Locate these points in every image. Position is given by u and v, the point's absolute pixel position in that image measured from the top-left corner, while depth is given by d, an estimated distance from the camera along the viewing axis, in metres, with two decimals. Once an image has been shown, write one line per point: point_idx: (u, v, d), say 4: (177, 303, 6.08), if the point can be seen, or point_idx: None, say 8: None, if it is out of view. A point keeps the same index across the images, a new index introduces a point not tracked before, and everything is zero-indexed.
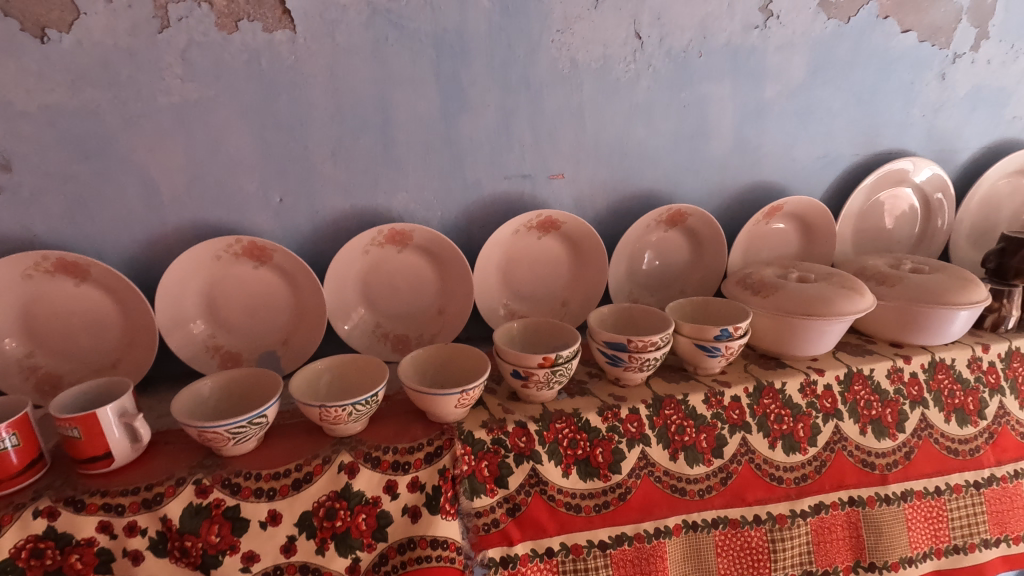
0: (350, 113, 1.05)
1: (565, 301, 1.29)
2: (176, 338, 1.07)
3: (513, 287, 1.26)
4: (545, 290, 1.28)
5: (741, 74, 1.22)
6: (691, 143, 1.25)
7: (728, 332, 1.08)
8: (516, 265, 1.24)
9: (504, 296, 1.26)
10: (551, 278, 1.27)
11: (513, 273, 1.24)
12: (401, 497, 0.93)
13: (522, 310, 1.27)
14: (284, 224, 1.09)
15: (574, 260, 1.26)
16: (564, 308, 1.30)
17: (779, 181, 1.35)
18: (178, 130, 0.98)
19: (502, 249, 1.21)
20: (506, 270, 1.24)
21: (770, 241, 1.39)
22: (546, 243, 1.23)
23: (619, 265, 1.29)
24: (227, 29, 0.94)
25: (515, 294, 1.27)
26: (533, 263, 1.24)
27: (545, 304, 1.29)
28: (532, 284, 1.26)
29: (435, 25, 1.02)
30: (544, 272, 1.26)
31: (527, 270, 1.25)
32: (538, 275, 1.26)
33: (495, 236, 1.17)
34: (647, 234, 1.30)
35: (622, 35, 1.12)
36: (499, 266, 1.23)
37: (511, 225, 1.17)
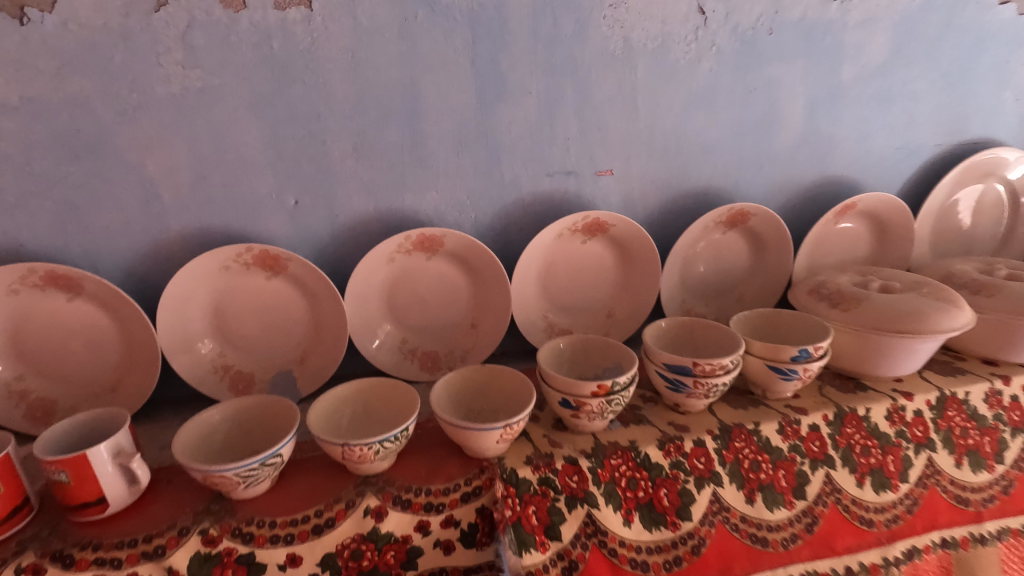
0: (374, 103, 0.91)
1: (611, 312, 1.16)
2: (181, 359, 0.95)
3: (553, 298, 1.12)
4: (589, 301, 1.14)
5: (815, 55, 1.06)
6: (756, 134, 1.10)
7: (807, 353, 0.93)
8: (558, 273, 1.10)
9: (543, 307, 1.12)
10: (596, 287, 1.13)
11: (553, 282, 1.11)
12: (433, 533, 0.81)
13: (563, 323, 1.14)
14: (300, 229, 0.97)
15: (622, 266, 1.13)
16: (609, 320, 1.16)
17: (852, 176, 1.19)
18: (180, 124, 0.86)
19: (542, 255, 1.07)
20: (546, 279, 1.10)
21: (841, 244, 1.23)
22: (591, 248, 1.10)
23: (672, 272, 1.15)
24: (234, 6, 0.81)
25: (556, 305, 1.13)
26: (576, 270, 1.11)
27: (589, 315, 1.15)
28: (575, 294, 1.13)
29: (471, 0, 0.88)
30: (588, 279, 1.12)
31: (569, 278, 1.11)
32: (581, 284, 1.12)
33: (536, 242, 1.03)
34: (704, 237, 1.15)
35: (683, 10, 0.97)
36: (539, 275, 1.09)
37: (553, 229, 1.04)
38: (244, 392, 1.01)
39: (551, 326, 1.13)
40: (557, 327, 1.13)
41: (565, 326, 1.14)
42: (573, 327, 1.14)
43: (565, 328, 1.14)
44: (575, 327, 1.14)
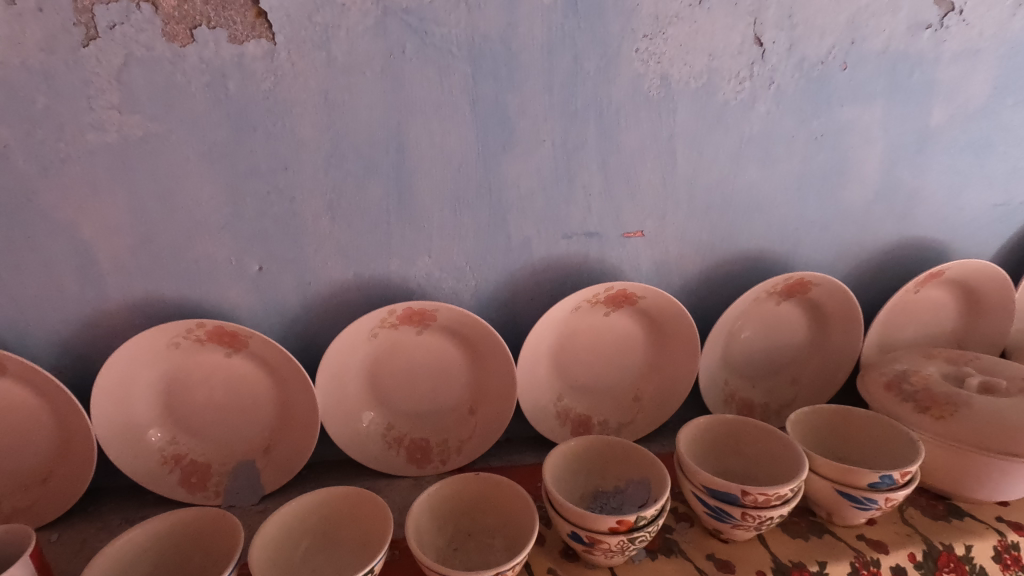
0: (352, 153, 0.76)
1: (639, 397, 0.96)
2: (122, 449, 0.80)
3: (568, 379, 0.93)
4: (611, 383, 0.95)
5: (899, 94, 0.86)
6: (821, 188, 0.90)
7: (891, 479, 0.73)
8: (573, 350, 0.92)
9: (556, 390, 0.93)
10: (620, 367, 0.94)
11: (568, 360, 0.92)
12: None
13: (579, 408, 0.95)
14: (265, 298, 0.82)
15: (651, 342, 0.94)
16: (637, 407, 0.96)
17: (938, 238, 0.98)
18: (119, 178, 0.72)
19: (554, 330, 0.89)
20: (559, 357, 0.92)
21: (920, 318, 1.02)
22: (613, 321, 0.91)
23: (714, 350, 0.95)
24: (180, 40, 0.67)
25: (571, 388, 0.94)
26: (594, 346, 0.92)
27: (611, 399, 0.96)
28: (595, 374, 0.94)
29: (471, 30, 0.72)
30: (610, 357, 0.94)
31: (587, 355, 0.93)
32: (602, 363, 0.94)
33: (547, 316, 0.85)
34: (752, 309, 0.95)
35: (735, 42, 0.78)
36: (550, 352, 0.91)
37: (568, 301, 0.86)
38: (197, 486, 0.85)
39: (564, 411, 0.94)
40: (571, 414, 0.94)
41: (582, 411, 0.95)
42: (591, 414, 0.95)
43: (581, 414, 0.95)
44: (593, 413, 0.95)
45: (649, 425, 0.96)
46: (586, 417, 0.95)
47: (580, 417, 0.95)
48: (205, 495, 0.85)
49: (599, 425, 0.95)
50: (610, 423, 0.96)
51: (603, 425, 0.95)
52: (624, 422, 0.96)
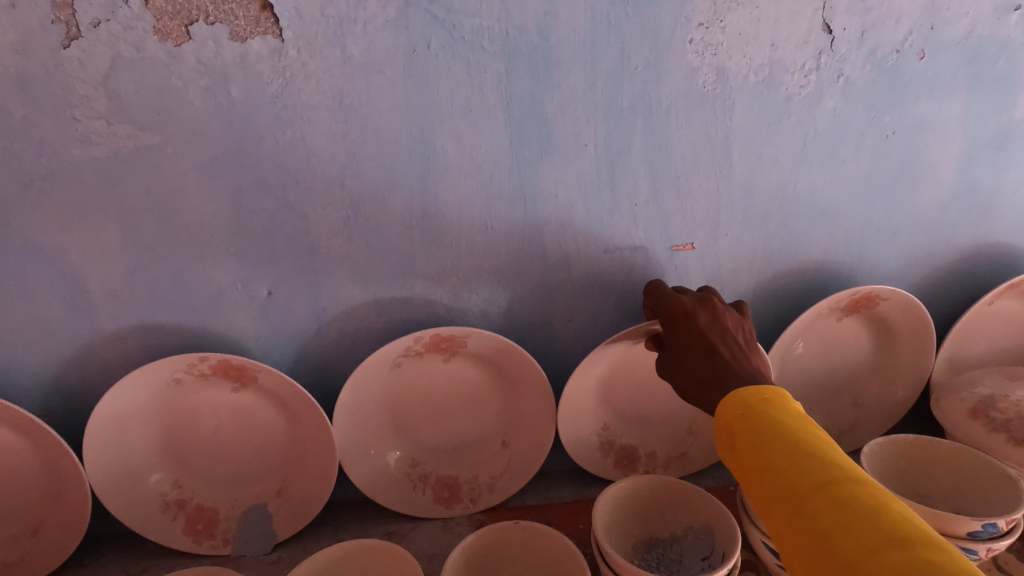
0: (371, 164, 0.67)
1: (692, 428, 0.87)
2: (119, 497, 0.72)
3: (614, 408, 0.84)
4: (660, 412, 0.86)
5: (981, 84, 0.76)
6: (891, 192, 0.81)
7: (995, 528, 0.63)
8: (619, 377, 0.83)
9: (601, 421, 0.84)
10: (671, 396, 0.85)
11: (614, 388, 0.83)
12: None
13: (625, 439, 0.86)
14: (275, 326, 0.73)
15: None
16: (689, 438, 0.87)
17: (1016, 244, 0.88)
18: (108, 196, 0.63)
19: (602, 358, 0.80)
20: (605, 386, 0.83)
21: (995, 331, 0.92)
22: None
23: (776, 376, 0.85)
24: (174, 39, 0.58)
25: (617, 417, 0.85)
26: (643, 373, 0.84)
27: (660, 429, 0.87)
28: (643, 403, 0.85)
29: (505, 22, 0.63)
30: (660, 383, 0.85)
31: (635, 382, 0.84)
32: (651, 391, 0.85)
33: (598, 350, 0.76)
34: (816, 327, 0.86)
35: (801, 30, 0.69)
36: (596, 381, 0.82)
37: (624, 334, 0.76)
38: (204, 534, 0.76)
39: (608, 444, 0.85)
40: (616, 446, 0.85)
41: (629, 441, 0.86)
42: (638, 445, 0.86)
43: (628, 445, 0.86)
44: (639, 445, 0.87)
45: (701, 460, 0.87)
46: (632, 449, 0.86)
47: (626, 449, 0.86)
48: (212, 544, 0.76)
49: (645, 459, 0.86)
50: (658, 457, 0.87)
51: (650, 458, 0.87)
52: (673, 456, 0.87)
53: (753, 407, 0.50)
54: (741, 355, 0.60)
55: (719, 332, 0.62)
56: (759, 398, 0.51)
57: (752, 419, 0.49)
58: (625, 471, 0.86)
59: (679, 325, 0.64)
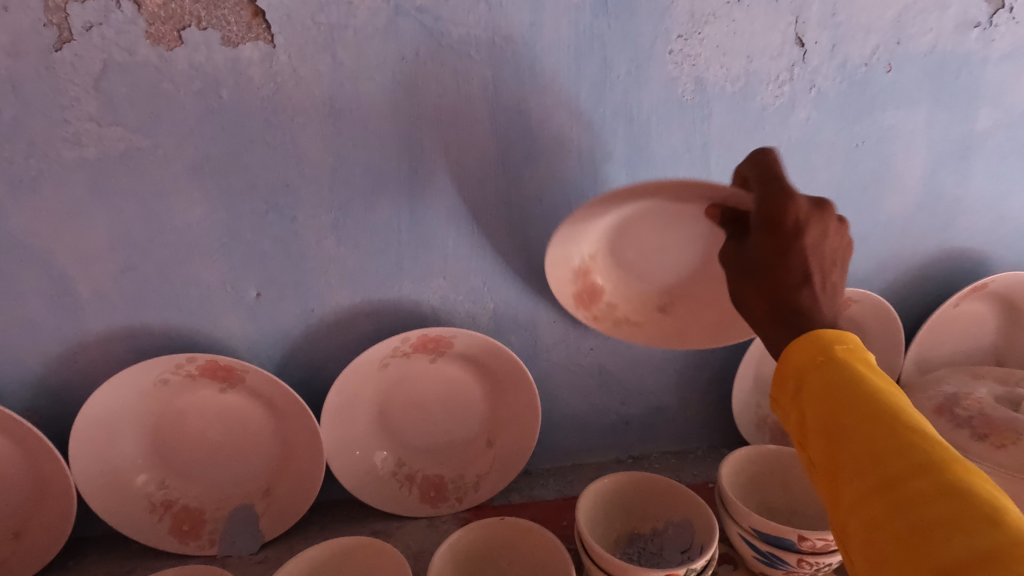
0: (360, 167, 0.68)
1: (662, 303, 0.79)
2: (105, 499, 0.72)
3: (606, 253, 0.76)
4: (643, 279, 0.78)
5: (945, 96, 0.80)
6: (861, 199, 0.84)
7: None
8: (628, 224, 0.74)
9: (591, 243, 0.75)
10: (664, 267, 0.77)
11: (619, 233, 0.74)
12: None
13: (601, 278, 0.78)
14: (264, 327, 0.74)
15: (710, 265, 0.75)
16: (656, 318, 0.79)
17: (979, 249, 0.92)
18: (98, 196, 0.64)
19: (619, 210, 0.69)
20: (614, 223, 0.73)
21: (960, 332, 0.96)
22: (686, 227, 0.72)
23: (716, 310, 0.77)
24: (166, 43, 0.59)
25: (603, 262, 0.77)
26: (654, 231, 0.73)
27: (632, 288, 0.79)
28: (635, 262, 0.76)
29: (492, 32, 0.65)
30: (665, 258, 0.76)
31: (640, 243, 0.75)
32: (657, 257, 0.76)
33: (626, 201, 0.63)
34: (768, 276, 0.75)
35: (775, 43, 0.72)
36: (607, 221, 0.72)
37: (652, 194, 0.61)
38: (190, 535, 0.76)
39: (585, 270, 0.76)
40: (591, 271, 0.77)
41: (604, 277, 0.78)
42: (606, 291, 0.78)
43: (602, 271, 0.78)
44: (608, 294, 0.78)
45: (652, 335, 0.79)
46: (601, 291, 0.78)
47: (596, 285, 0.78)
48: (199, 544, 0.76)
49: (597, 313, 0.78)
50: (614, 316, 0.78)
51: (606, 312, 0.78)
52: (625, 322, 0.79)
53: (835, 355, 0.45)
54: (827, 290, 0.50)
55: (813, 264, 0.49)
56: (844, 345, 0.45)
57: (832, 370, 0.44)
58: (581, 306, 0.77)
59: (759, 239, 0.51)
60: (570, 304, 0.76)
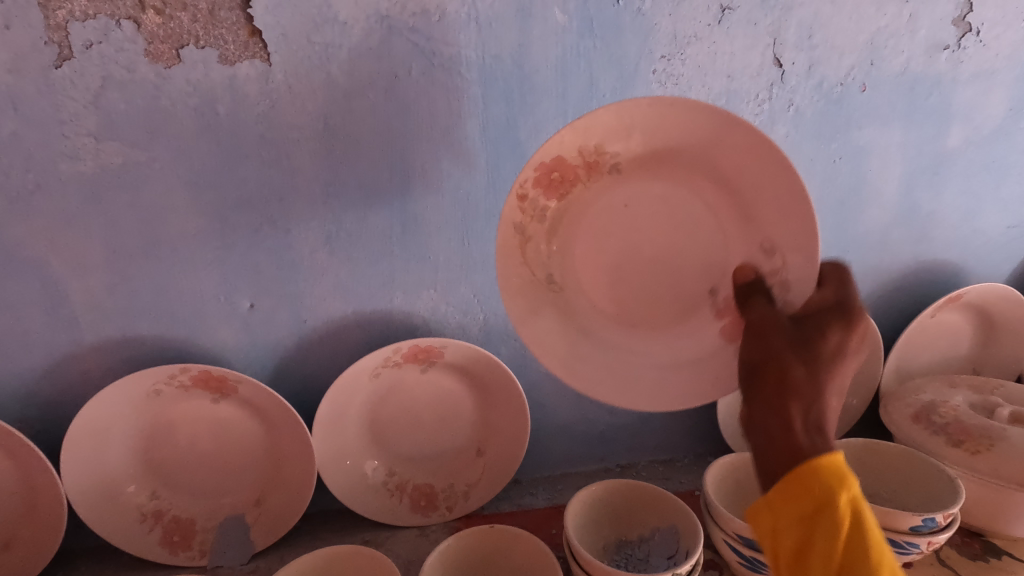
0: (353, 181, 0.70)
1: (569, 270, 0.66)
2: (96, 509, 0.72)
3: (614, 192, 0.63)
4: (588, 231, 0.65)
5: (917, 114, 0.84)
6: (840, 213, 0.87)
7: (933, 523, 0.69)
8: (654, 199, 0.63)
9: (630, 154, 0.61)
10: (597, 263, 0.65)
11: (647, 193, 0.63)
12: None
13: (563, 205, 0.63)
14: (257, 338, 0.75)
15: (619, 308, 0.66)
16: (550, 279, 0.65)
17: (953, 261, 0.96)
18: (93, 209, 0.65)
19: (707, 175, 0.61)
20: (655, 180, 0.62)
21: (937, 342, 0.99)
22: (657, 224, 0.64)
23: (585, 336, 0.66)
24: (164, 62, 0.61)
25: (604, 186, 0.63)
26: (660, 232, 0.64)
27: (560, 225, 0.65)
28: (615, 225, 0.64)
29: (482, 51, 0.67)
30: (620, 250, 0.65)
31: (625, 212, 0.63)
32: (624, 236, 0.64)
33: (732, 141, 0.57)
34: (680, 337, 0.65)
35: (754, 63, 0.75)
36: (666, 179, 0.62)
37: (787, 180, 0.56)
38: (180, 546, 0.76)
39: (594, 164, 0.61)
40: (577, 176, 0.62)
41: (565, 196, 0.63)
42: (554, 201, 0.63)
43: (577, 186, 0.63)
44: (547, 204, 0.63)
45: (505, 270, 0.62)
46: (556, 195, 0.63)
47: (565, 188, 0.63)
48: (189, 555, 0.76)
49: (523, 202, 0.62)
50: (530, 223, 0.63)
51: (535, 211, 0.63)
52: (519, 232, 0.62)
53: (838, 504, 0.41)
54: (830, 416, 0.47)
55: (835, 386, 0.47)
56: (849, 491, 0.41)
57: (832, 524, 0.40)
58: (541, 175, 0.60)
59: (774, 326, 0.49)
60: (564, 153, 0.59)
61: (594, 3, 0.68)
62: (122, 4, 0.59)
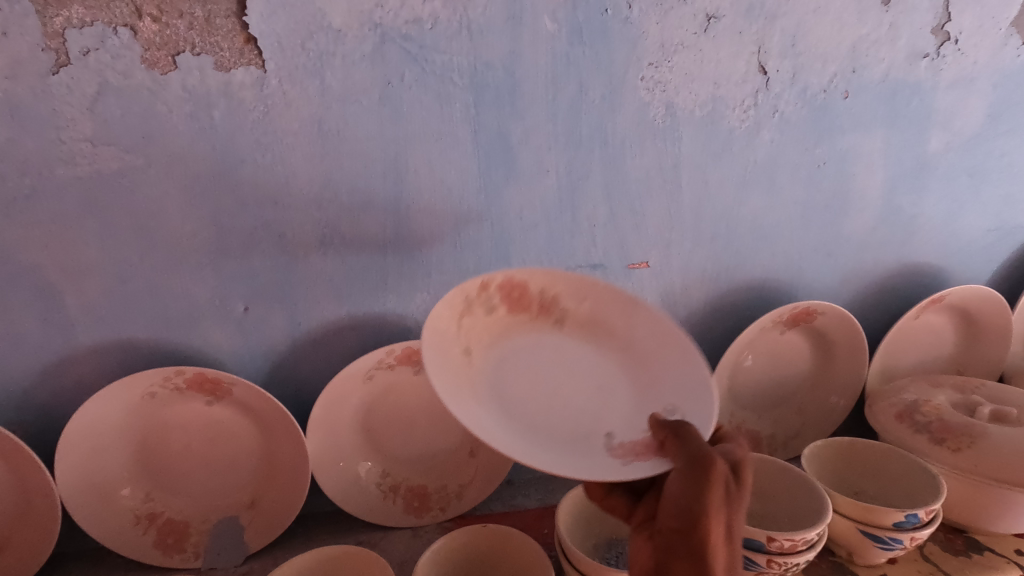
0: (346, 186, 0.71)
1: (494, 362, 0.64)
2: (90, 512, 0.72)
3: (552, 338, 0.66)
4: (520, 353, 0.65)
5: (898, 121, 0.86)
6: (825, 216, 0.89)
7: (916, 519, 0.70)
8: (581, 361, 0.66)
9: (579, 315, 0.67)
10: (516, 376, 0.64)
11: (577, 353, 0.66)
12: None
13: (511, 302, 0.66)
14: (251, 341, 0.76)
15: (514, 412, 0.60)
16: (474, 324, 0.63)
17: (936, 264, 0.98)
18: (88, 213, 0.65)
19: (628, 350, 0.66)
20: (586, 351, 0.66)
21: (921, 343, 1.01)
22: (558, 373, 0.64)
23: (478, 403, 0.59)
24: (160, 68, 0.62)
25: (545, 334, 0.67)
26: (580, 381, 0.65)
27: (499, 332, 0.65)
28: (544, 365, 0.65)
29: (474, 59, 0.69)
30: (531, 378, 0.64)
31: (544, 356, 0.66)
32: (541, 368, 0.65)
33: (656, 326, 0.64)
34: (563, 451, 0.58)
35: (740, 71, 0.77)
36: (598, 353, 0.66)
37: (684, 345, 0.62)
38: (174, 548, 0.76)
39: (546, 307, 0.66)
40: (531, 307, 0.66)
41: (515, 318, 0.66)
42: (503, 312, 0.65)
43: (525, 316, 0.66)
44: (497, 307, 0.65)
45: (438, 317, 0.59)
46: (509, 309, 0.65)
47: (517, 310, 0.66)
48: (183, 558, 0.76)
49: (480, 293, 0.63)
50: (478, 308, 0.63)
51: (486, 305, 0.64)
52: (467, 302, 0.62)
53: None
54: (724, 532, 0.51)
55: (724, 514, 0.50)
56: None
57: None
58: (506, 283, 0.64)
59: (715, 480, 0.49)
60: (531, 280, 0.65)
61: (583, 12, 0.69)
62: (119, 12, 0.59)
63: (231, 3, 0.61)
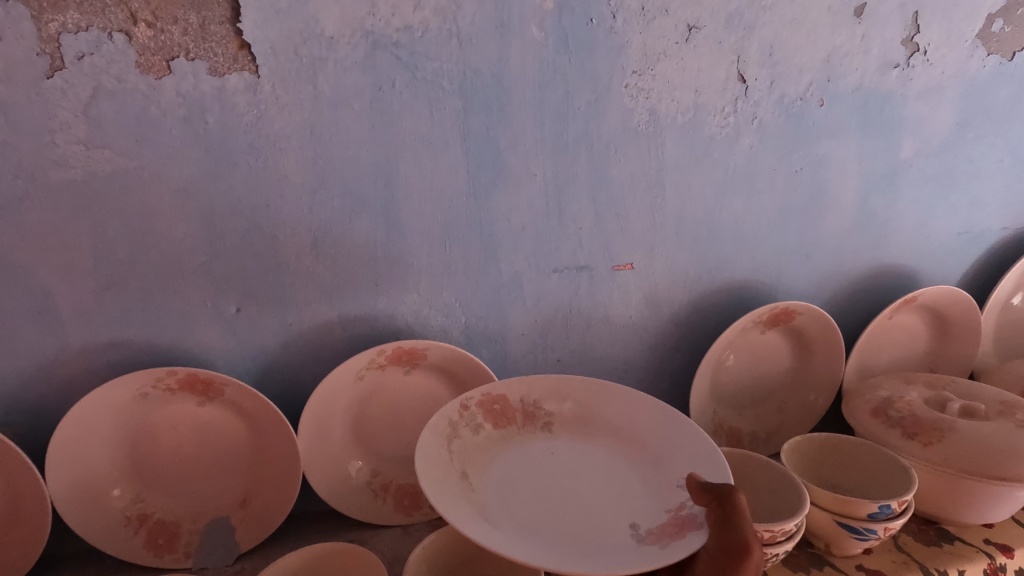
0: (338, 188, 0.72)
1: (495, 484, 0.66)
2: (80, 512, 0.73)
3: (544, 444, 0.72)
4: (519, 465, 0.70)
5: (871, 127, 0.89)
6: (802, 219, 0.92)
7: (889, 509, 0.73)
8: (580, 462, 0.70)
9: (563, 417, 0.74)
10: (525, 489, 0.67)
11: (576, 456, 0.71)
12: None
13: (493, 423, 0.73)
14: (243, 342, 0.77)
15: (534, 529, 0.61)
16: (460, 445, 0.69)
17: (908, 265, 1.02)
18: (82, 216, 0.66)
19: (619, 438, 0.72)
20: (581, 448, 0.72)
21: (894, 342, 1.04)
22: (565, 482, 0.68)
23: (494, 527, 0.59)
24: (155, 72, 0.63)
25: (537, 441, 0.73)
26: (587, 482, 0.68)
27: (491, 447, 0.71)
28: (548, 474, 0.69)
29: (464, 66, 0.71)
30: (541, 494, 0.66)
31: (543, 469, 0.69)
32: (546, 481, 0.68)
33: (634, 406, 0.73)
34: (594, 553, 0.57)
35: (720, 79, 0.80)
36: (594, 448, 0.72)
37: (669, 415, 0.70)
38: (165, 548, 0.77)
39: (530, 414, 0.74)
40: (515, 418, 0.74)
41: (501, 430, 0.73)
42: (490, 428, 0.72)
43: (512, 428, 0.73)
44: (483, 424, 0.72)
45: (428, 443, 0.65)
46: (493, 423, 0.73)
47: (503, 423, 0.73)
48: (174, 558, 0.76)
49: (463, 414, 0.71)
50: (464, 428, 0.70)
51: (471, 425, 0.71)
52: (451, 424, 0.69)
53: None
54: None
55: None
56: None
57: None
58: (485, 400, 0.73)
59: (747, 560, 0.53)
60: (508, 392, 0.74)
61: (569, 21, 0.72)
62: (114, 17, 0.60)
63: (224, 10, 0.63)
